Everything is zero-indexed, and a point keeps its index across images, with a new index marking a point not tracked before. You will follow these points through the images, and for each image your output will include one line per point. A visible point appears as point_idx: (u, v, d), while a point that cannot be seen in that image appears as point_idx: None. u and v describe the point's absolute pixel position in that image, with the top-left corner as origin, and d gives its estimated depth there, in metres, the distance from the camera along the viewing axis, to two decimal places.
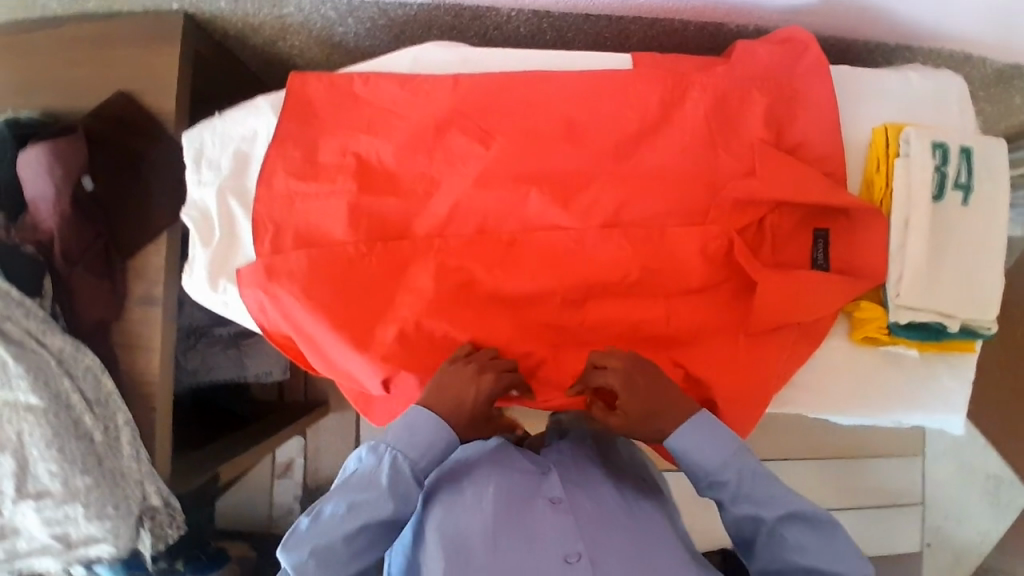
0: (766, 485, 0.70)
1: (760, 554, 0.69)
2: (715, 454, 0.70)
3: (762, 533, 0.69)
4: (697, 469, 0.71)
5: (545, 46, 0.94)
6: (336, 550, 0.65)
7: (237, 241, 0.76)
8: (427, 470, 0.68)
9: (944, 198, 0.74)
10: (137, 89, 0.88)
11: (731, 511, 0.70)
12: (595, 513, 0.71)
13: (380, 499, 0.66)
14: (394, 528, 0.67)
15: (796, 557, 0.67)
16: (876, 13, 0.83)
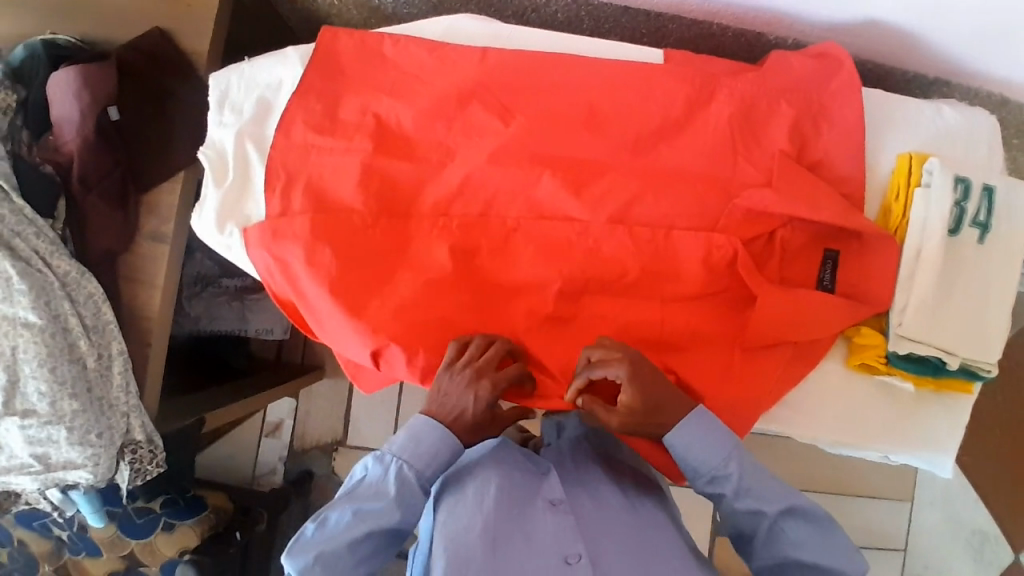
0: (766, 483, 0.71)
1: (759, 551, 0.71)
2: (717, 450, 0.70)
3: (762, 530, 0.70)
4: (697, 466, 0.71)
5: (580, 35, 0.93)
6: (341, 556, 0.66)
7: (249, 185, 0.76)
8: (432, 479, 0.70)
9: (960, 234, 0.73)
10: (173, 27, 0.89)
11: (732, 505, 0.71)
12: (596, 518, 0.70)
13: (387, 505, 0.68)
14: (396, 535, 0.70)
15: (798, 554, 0.68)
16: (916, 42, 0.82)
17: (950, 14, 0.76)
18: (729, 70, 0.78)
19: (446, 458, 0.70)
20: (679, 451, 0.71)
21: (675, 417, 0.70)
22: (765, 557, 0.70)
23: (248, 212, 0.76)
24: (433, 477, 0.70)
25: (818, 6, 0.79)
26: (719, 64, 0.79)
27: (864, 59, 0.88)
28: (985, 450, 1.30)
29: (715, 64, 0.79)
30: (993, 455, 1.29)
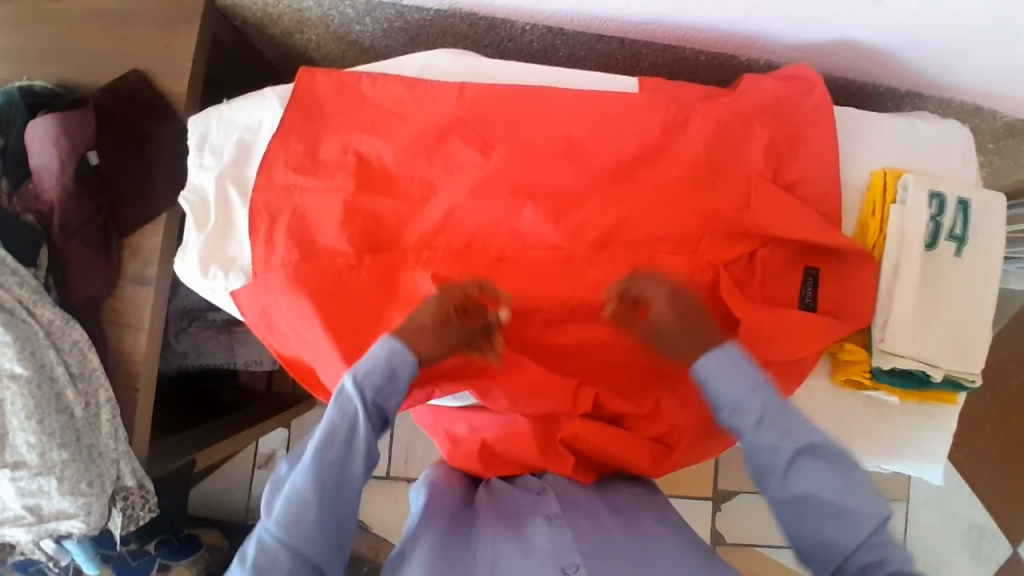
0: (791, 423, 0.67)
1: (776, 488, 0.66)
2: (743, 385, 0.68)
3: (783, 466, 0.66)
4: (720, 397, 0.69)
5: (557, 63, 0.94)
6: (302, 494, 0.64)
7: (232, 230, 0.76)
8: (368, 385, 0.66)
9: (937, 248, 0.74)
10: (152, 70, 0.89)
11: (751, 439, 0.67)
12: (594, 531, 0.68)
13: (332, 428, 0.66)
14: (338, 455, 0.66)
15: (818, 492, 0.64)
16: (886, 61, 0.84)
17: (918, 32, 0.78)
18: (706, 95, 0.79)
19: (378, 359, 0.67)
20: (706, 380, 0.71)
21: (689, 352, 0.72)
22: (785, 498, 0.66)
23: (232, 255, 0.76)
24: (380, 395, 0.67)
25: (787, 29, 0.80)
26: (694, 89, 0.80)
27: (837, 78, 0.90)
28: (975, 445, 1.36)
29: (691, 89, 0.80)
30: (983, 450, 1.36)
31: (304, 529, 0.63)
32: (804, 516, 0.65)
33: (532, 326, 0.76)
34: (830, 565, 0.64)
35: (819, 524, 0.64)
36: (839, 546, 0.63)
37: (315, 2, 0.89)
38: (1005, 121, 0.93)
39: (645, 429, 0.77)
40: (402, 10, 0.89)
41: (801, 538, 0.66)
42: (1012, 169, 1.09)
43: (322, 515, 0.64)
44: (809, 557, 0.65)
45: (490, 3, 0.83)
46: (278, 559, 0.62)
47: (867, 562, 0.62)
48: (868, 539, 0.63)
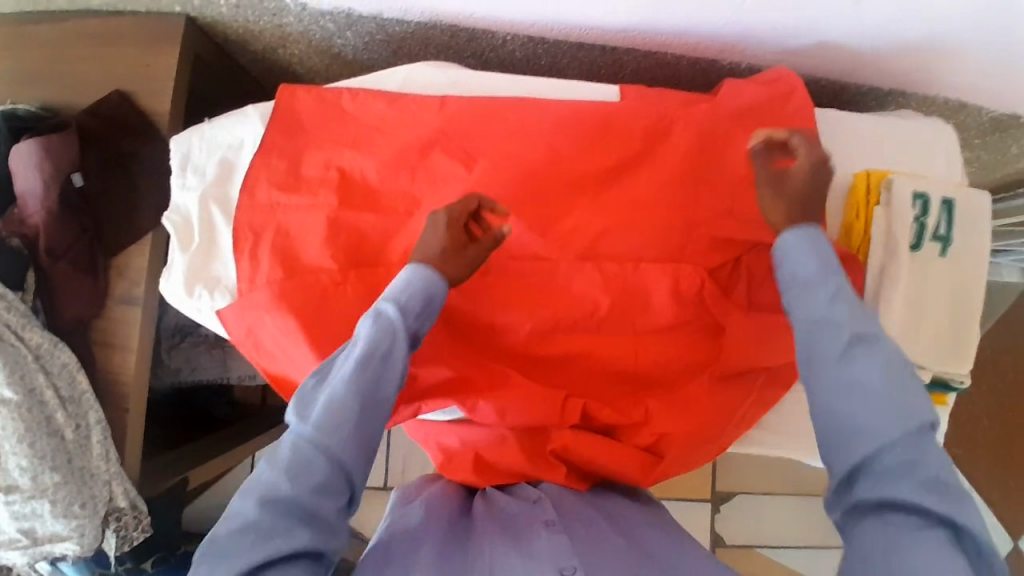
0: (849, 304, 0.60)
1: (824, 369, 0.58)
2: (806, 267, 0.63)
3: (836, 346, 0.58)
4: (792, 273, 0.63)
5: (539, 72, 0.94)
6: (341, 401, 0.59)
7: (216, 249, 0.76)
8: (411, 305, 0.64)
9: (922, 250, 0.73)
10: (135, 90, 0.90)
11: (806, 311, 0.61)
12: (593, 541, 0.66)
13: (374, 343, 0.61)
14: (381, 374, 0.61)
15: (864, 379, 0.56)
16: (867, 62, 0.84)
17: (898, 35, 0.77)
18: (688, 100, 0.78)
19: (417, 279, 0.65)
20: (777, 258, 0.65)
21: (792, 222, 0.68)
22: (834, 382, 0.57)
23: (216, 274, 0.75)
24: (418, 316, 0.64)
25: (767, 34, 0.81)
26: (676, 94, 0.80)
27: (819, 79, 0.90)
28: (958, 434, 1.49)
29: (673, 95, 0.80)
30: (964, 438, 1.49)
31: (341, 438, 0.58)
32: (843, 399, 0.56)
33: (519, 337, 0.76)
34: (859, 455, 0.54)
35: (856, 407, 0.56)
36: (878, 436, 0.54)
37: (296, 17, 0.89)
38: (991, 116, 0.93)
39: (635, 437, 0.76)
40: (383, 24, 0.88)
41: (831, 428, 0.57)
42: (1003, 161, 1.09)
43: (360, 426, 0.59)
44: (836, 449, 0.56)
45: (471, 15, 0.83)
46: (311, 465, 0.57)
47: (899, 465, 0.53)
48: (901, 439, 0.54)
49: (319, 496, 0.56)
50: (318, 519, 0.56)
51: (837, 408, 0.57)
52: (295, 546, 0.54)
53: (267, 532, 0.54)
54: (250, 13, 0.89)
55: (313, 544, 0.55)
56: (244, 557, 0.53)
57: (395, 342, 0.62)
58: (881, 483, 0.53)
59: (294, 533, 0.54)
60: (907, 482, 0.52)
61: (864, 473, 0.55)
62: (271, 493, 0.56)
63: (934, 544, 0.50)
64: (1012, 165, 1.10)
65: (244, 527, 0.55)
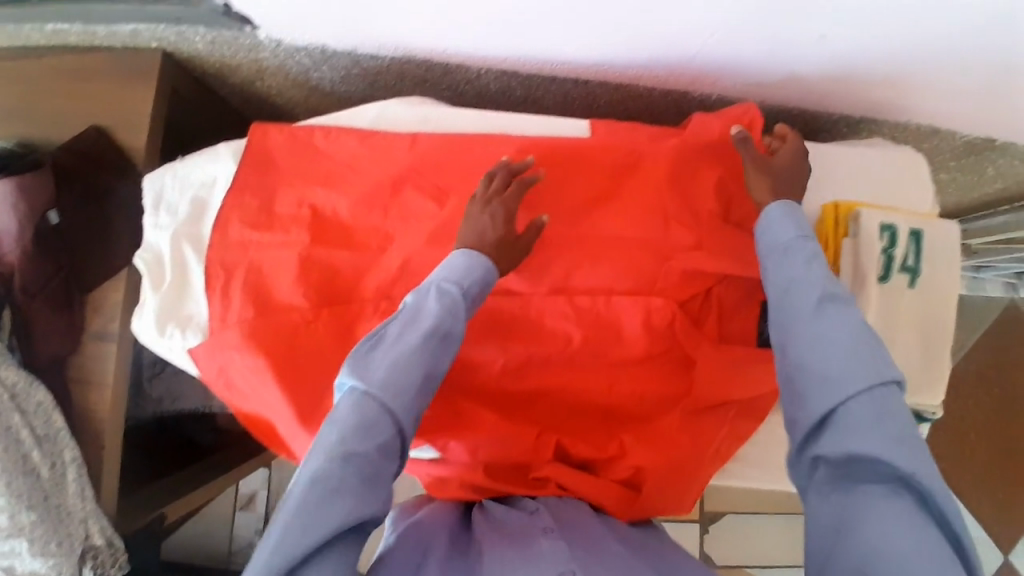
0: (820, 267, 0.64)
1: (799, 324, 0.61)
2: (782, 235, 0.66)
3: (809, 304, 0.61)
4: (772, 239, 0.67)
5: (515, 103, 0.95)
6: (410, 367, 0.61)
7: (188, 288, 0.76)
8: (473, 291, 0.67)
9: (891, 281, 0.73)
10: (111, 126, 0.90)
11: (786, 275, 0.64)
12: (592, 548, 0.64)
13: (438, 323, 0.64)
14: (441, 351, 0.64)
15: (831, 333, 0.59)
16: (836, 94, 0.85)
17: (863, 69, 0.78)
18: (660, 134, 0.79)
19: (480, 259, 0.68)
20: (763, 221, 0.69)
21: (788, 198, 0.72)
22: (807, 338, 0.60)
23: (189, 313, 0.75)
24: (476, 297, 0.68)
25: (736, 68, 0.81)
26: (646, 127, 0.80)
27: (789, 109, 0.90)
28: (947, 450, 1.48)
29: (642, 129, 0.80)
30: (952, 455, 1.47)
31: (407, 404, 0.60)
32: (814, 351, 0.59)
33: (492, 372, 0.76)
34: (824, 407, 0.57)
35: (824, 360, 0.58)
36: (847, 387, 0.56)
37: (272, 53, 0.89)
38: (965, 139, 0.94)
39: (614, 471, 0.75)
40: (358, 59, 0.89)
41: (804, 382, 0.59)
42: (982, 181, 1.09)
43: (418, 395, 0.62)
44: (805, 401, 0.58)
45: (444, 51, 0.84)
46: (380, 428, 0.59)
47: (864, 417, 0.55)
48: (866, 391, 0.56)
49: (386, 459, 0.58)
50: (383, 482, 0.58)
51: (811, 361, 0.59)
52: (364, 507, 0.55)
53: (339, 491, 0.55)
54: (226, 49, 0.89)
55: (377, 508, 0.57)
56: (317, 516, 0.54)
57: (458, 318, 0.65)
58: (847, 437, 0.55)
59: (365, 496, 0.56)
60: (871, 438, 0.54)
61: (830, 427, 0.57)
62: (342, 454, 0.56)
63: (895, 505, 0.53)
64: (990, 185, 1.11)
65: (313, 486, 0.55)
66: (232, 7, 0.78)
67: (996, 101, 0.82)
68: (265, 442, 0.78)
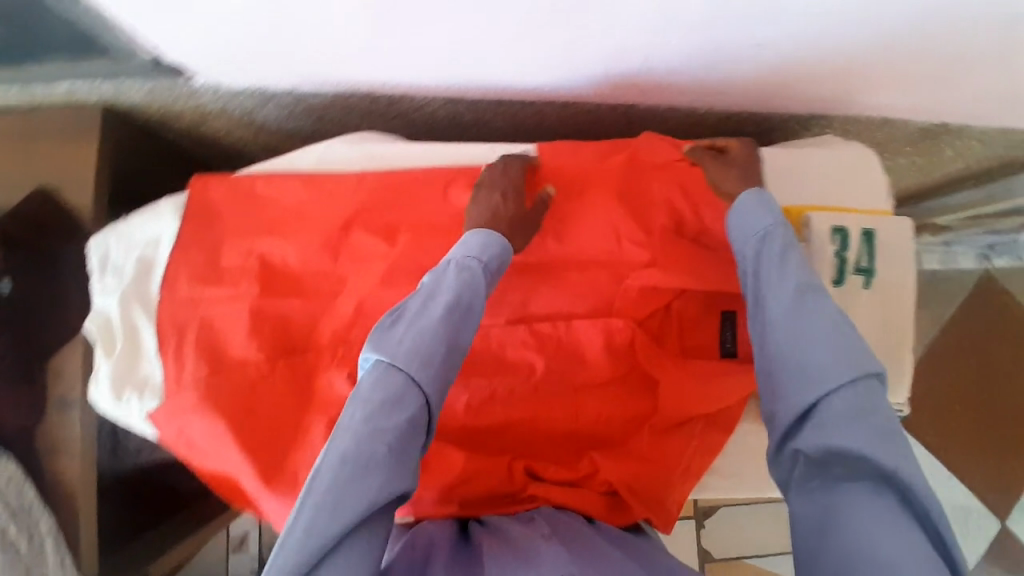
0: (795, 260, 0.62)
1: (777, 318, 0.59)
2: (758, 224, 0.65)
3: (789, 293, 0.60)
4: (743, 231, 0.66)
5: (466, 127, 0.94)
6: (434, 340, 0.61)
7: (140, 350, 0.75)
8: (491, 264, 0.67)
9: (845, 283, 0.73)
10: (57, 185, 0.88)
11: (762, 270, 0.63)
12: (590, 552, 0.61)
13: (458, 297, 0.63)
14: (463, 325, 0.63)
15: (812, 330, 0.57)
16: (784, 97, 0.83)
17: (807, 73, 0.77)
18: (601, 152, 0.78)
19: (495, 236, 0.68)
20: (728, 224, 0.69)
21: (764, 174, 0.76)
22: (788, 328, 0.58)
23: (144, 376, 0.75)
24: (495, 272, 0.68)
25: (679, 81, 0.80)
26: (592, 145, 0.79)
27: (740, 113, 0.89)
28: (935, 425, 1.45)
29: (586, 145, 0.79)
30: (944, 432, 1.45)
31: (432, 378, 0.60)
32: (795, 347, 0.57)
33: (457, 410, 0.75)
34: (807, 401, 0.55)
35: (808, 355, 0.57)
36: (829, 380, 0.55)
37: (212, 98, 0.87)
38: (919, 126, 0.92)
39: (594, 483, 0.74)
40: (300, 96, 0.87)
41: (784, 373, 0.58)
42: (945, 161, 1.08)
43: (443, 370, 0.61)
44: (785, 393, 0.57)
45: (384, 85, 0.83)
46: (408, 403, 0.58)
47: (847, 412, 0.54)
48: (850, 387, 0.55)
49: (415, 435, 0.57)
50: (414, 459, 0.57)
51: (793, 351, 0.57)
52: (396, 484, 0.54)
53: (370, 467, 0.54)
54: (165, 98, 0.87)
55: (408, 485, 0.56)
56: (346, 495, 0.53)
57: (478, 291, 0.65)
58: (829, 433, 0.54)
59: (396, 473, 0.55)
60: (853, 435, 0.52)
61: (812, 421, 0.55)
62: (370, 431, 0.55)
63: (877, 504, 0.51)
64: (953, 165, 1.10)
65: (342, 464, 0.54)
66: (163, 59, 0.76)
67: (945, 90, 0.80)
68: (233, 500, 0.77)
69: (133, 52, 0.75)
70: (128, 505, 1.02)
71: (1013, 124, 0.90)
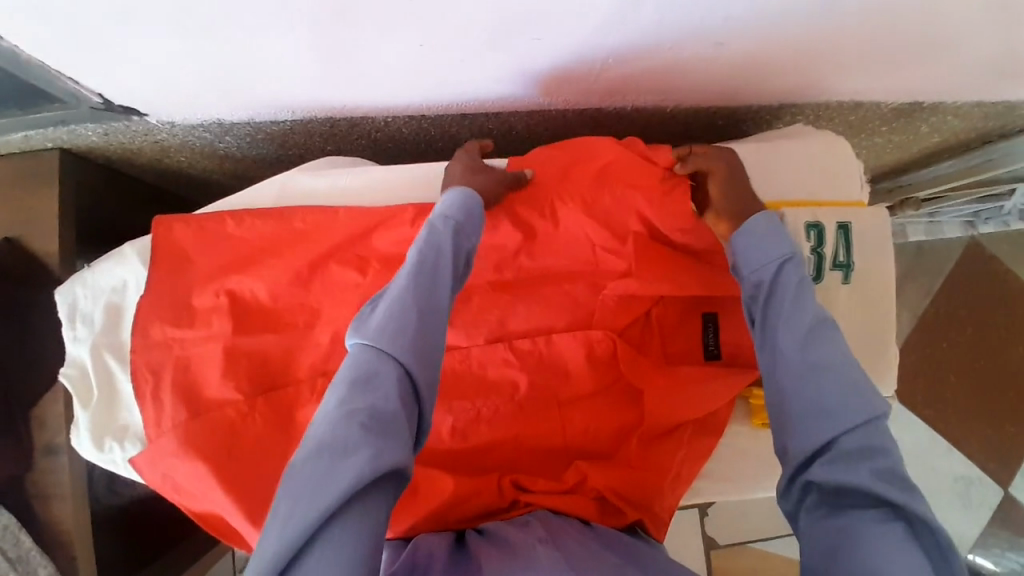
0: (810, 295, 0.65)
1: (790, 351, 0.62)
2: (771, 253, 0.67)
3: (801, 327, 0.62)
4: (750, 259, 0.68)
5: (433, 142, 0.92)
6: (401, 310, 0.60)
7: (118, 397, 0.75)
8: (455, 222, 0.66)
9: (824, 281, 0.74)
10: (23, 233, 0.87)
11: (773, 302, 0.65)
12: (584, 550, 0.63)
13: (421, 260, 0.63)
14: (431, 281, 0.63)
15: (830, 363, 0.60)
16: (754, 92, 0.82)
17: (774, 68, 0.75)
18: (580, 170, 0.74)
19: (452, 201, 0.68)
20: (736, 260, 0.69)
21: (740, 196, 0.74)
22: (800, 365, 0.61)
23: (123, 423, 0.74)
24: (461, 235, 0.66)
25: (645, 84, 0.78)
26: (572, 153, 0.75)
27: (712, 108, 0.87)
28: (931, 398, 1.45)
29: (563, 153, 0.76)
30: (941, 404, 1.45)
31: (404, 346, 0.58)
32: (810, 382, 0.60)
33: (442, 434, 0.74)
34: (821, 438, 0.58)
35: (823, 389, 0.59)
36: (843, 418, 0.58)
37: (170, 133, 0.86)
38: (892, 107, 0.91)
39: (591, 484, 0.73)
40: (259, 125, 0.86)
41: (797, 410, 0.60)
42: (922, 137, 1.06)
43: (419, 331, 0.59)
44: (799, 432, 0.59)
45: (344, 107, 0.81)
46: (379, 376, 0.56)
47: (857, 450, 0.57)
48: (861, 426, 0.57)
49: (392, 403, 0.55)
50: (394, 426, 0.54)
51: (804, 389, 0.60)
52: (379, 454, 0.52)
53: (349, 445, 0.52)
54: (122, 137, 0.86)
55: (392, 455, 0.52)
56: (322, 478, 0.50)
57: (441, 255, 0.64)
58: (841, 469, 0.56)
59: (372, 442, 0.52)
60: (863, 469, 0.55)
61: (824, 457, 0.57)
62: (341, 411, 0.54)
63: (890, 533, 0.53)
64: (930, 140, 1.09)
65: (318, 449, 0.52)
66: (113, 101, 0.75)
67: (915, 73, 0.79)
68: (229, 539, 0.76)
69: (80, 98, 0.74)
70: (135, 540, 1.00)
71: (987, 97, 0.89)
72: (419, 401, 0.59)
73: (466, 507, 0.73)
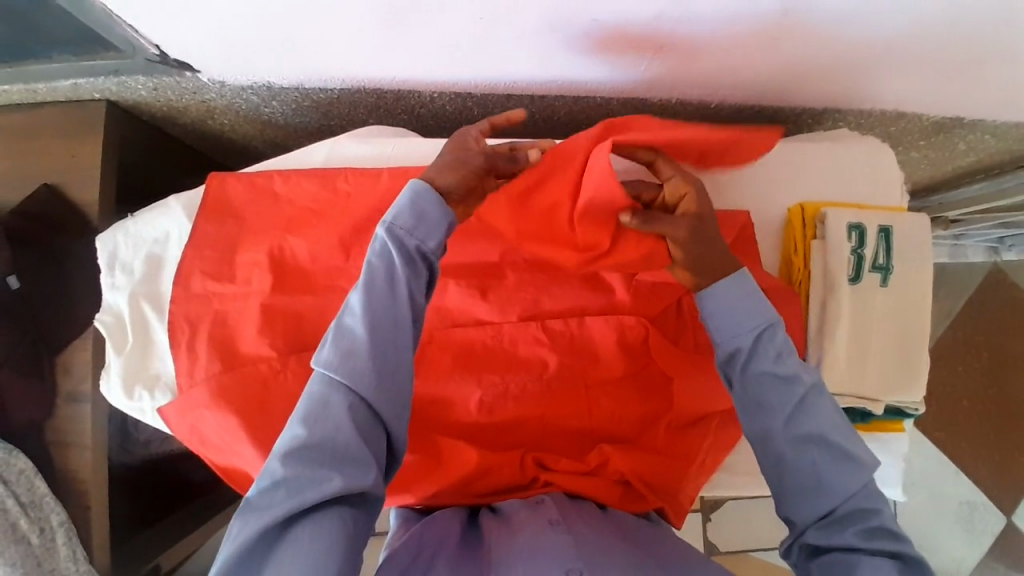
0: (793, 359, 0.64)
1: (782, 427, 0.62)
2: (745, 323, 0.64)
3: (791, 402, 0.63)
4: (724, 328, 0.65)
5: (475, 121, 0.93)
6: (355, 334, 0.58)
7: (152, 346, 0.75)
8: (406, 221, 0.60)
9: (862, 282, 0.75)
10: (64, 182, 0.87)
11: (757, 373, 0.64)
12: (596, 537, 0.64)
13: (371, 276, 0.59)
14: (385, 294, 0.59)
15: (822, 431, 0.62)
16: (801, 91, 0.81)
17: (825, 68, 0.74)
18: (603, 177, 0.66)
19: (408, 198, 0.61)
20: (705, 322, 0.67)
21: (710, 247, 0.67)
22: (794, 442, 0.62)
23: (156, 372, 0.75)
24: (418, 234, 0.61)
25: (692, 77, 0.78)
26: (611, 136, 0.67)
27: (758, 106, 0.87)
28: (943, 420, 1.45)
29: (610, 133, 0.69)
30: (953, 427, 1.45)
31: (356, 373, 0.57)
32: (805, 456, 0.62)
33: (469, 408, 0.74)
34: (819, 509, 0.61)
35: (821, 465, 0.61)
36: (840, 491, 0.60)
37: (218, 94, 0.87)
38: (934, 120, 0.90)
39: (614, 467, 0.74)
40: (306, 92, 0.87)
41: (793, 485, 0.62)
42: (958, 154, 1.06)
43: (377, 348, 0.58)
44: (795, 504, 0.62)
45: (392, 79, 0.81)
46: (332, 408, 0.55)
47: (851, 513, 0.60)
48: (861, 490, 0.60)
49: (342, 435, 0.54)
50: (346, 456, 0.54)
51: (799, 463, 0.62)
52: (322, 485, 0.53)
53: (300, 488, 0.53)
54: (169, 94, 0.87)
55: (345, 483, 0.53)
56: (277, 507, 0.52)
57: (397, 265, 0.60)
58: (833, 533, 0.60)
59: (325, 474, 0.53)
60: (854, 531, 0.59)
61: (820, 522, 0.61)
62: (290, 447, 0.54)
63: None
64: (965, 159, 1.09)
65: (273, 483, 0.54)
66: (168, 55, 0.76)
67: (963, 87, 0.78)
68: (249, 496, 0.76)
69: (137, 48, 0.74)
70: (146, 496, 1.00)
71: None
72: (382, 421, 0.58)
73: (488, 484, 0.74)
